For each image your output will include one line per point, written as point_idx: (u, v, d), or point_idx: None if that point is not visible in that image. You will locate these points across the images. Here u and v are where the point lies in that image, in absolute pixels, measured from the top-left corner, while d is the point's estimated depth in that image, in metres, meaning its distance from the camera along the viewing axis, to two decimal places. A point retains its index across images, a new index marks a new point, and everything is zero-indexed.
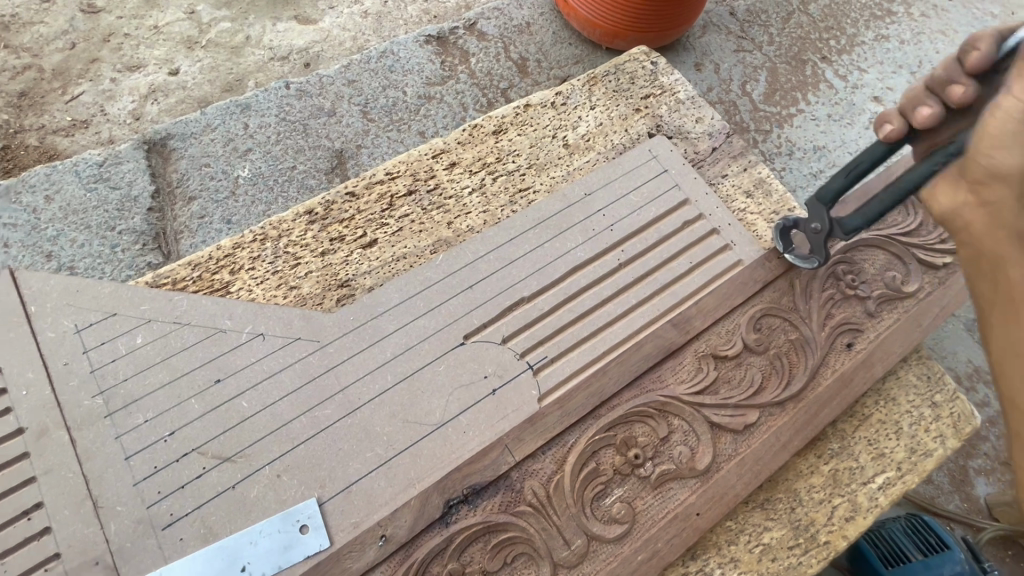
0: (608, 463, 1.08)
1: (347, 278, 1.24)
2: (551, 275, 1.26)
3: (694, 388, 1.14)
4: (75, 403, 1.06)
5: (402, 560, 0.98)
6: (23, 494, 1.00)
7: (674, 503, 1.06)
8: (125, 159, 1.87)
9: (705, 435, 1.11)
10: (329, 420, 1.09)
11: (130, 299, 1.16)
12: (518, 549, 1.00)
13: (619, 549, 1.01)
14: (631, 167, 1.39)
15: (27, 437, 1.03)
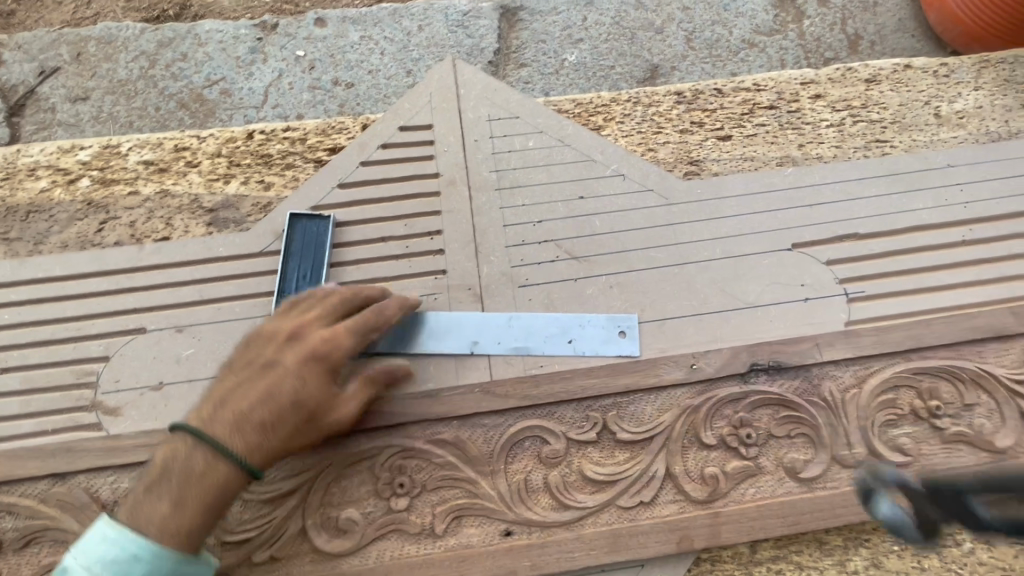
0: (907, 402, 1.13)
1: (698, 158, 1.37)
2: (892, 223, 1.29)
3: (1015, 376, 1.14)
4: (476, 171, 1.32)
5: (702, 391, 1.12)
6: (430, 220, 1.28)
7: (959, 463, 1.10)
8: (483, 16, 2.16)
9: (1012, 422, 1.12)
10: (661, 263, 1.25)
11: (529, 110, 1.39)
12: (802, 430, 1.10)
13: (895, 475, 1.08)
14: (1005, 156, 1.35)
15: (441, 182, 1.31)
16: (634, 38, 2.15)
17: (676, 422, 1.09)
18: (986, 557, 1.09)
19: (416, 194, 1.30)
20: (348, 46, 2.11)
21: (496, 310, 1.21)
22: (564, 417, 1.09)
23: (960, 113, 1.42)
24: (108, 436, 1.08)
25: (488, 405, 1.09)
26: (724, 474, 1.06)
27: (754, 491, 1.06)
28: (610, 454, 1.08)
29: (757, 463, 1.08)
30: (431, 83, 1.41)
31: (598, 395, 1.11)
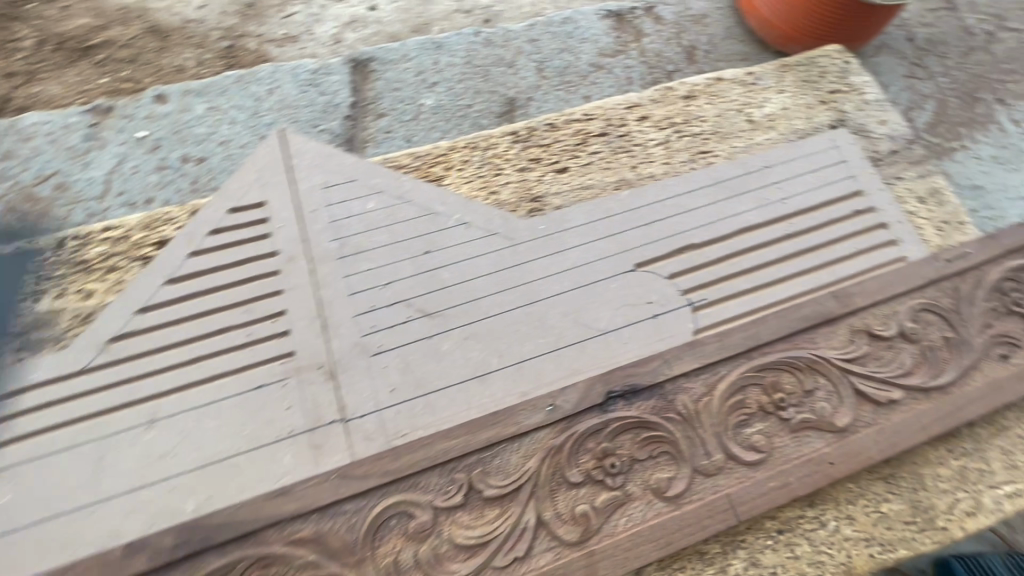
0: (754, 400, 1.18)
1: (539, 194, 1.41)
2: (722, 229, 1.37)
3: (844, 355, 1.23)
4: (316, 242, 1.29)
5: (563, 429, 1.12)
6: (270, 301, 1.22)
7: (809, 448, 1.15)
8: (334, 72, 2.15)
9: (849, 399, 1.20)
10: (513, 305, 1.26)
11: (365, 171, 1.37)
12: (664, 447, 1.13)
13: (754, 473, 1.12)
14: (811, 151, 1.48)
15: (279, 259, 1.26)
16: (488, 75, 2.20)
17: (541, 466, 1.09)
18: (850, 531, 1.16)
19: (253, 277, 1.24)
20: (194, 119, 2.02)
21: (350, 384, 1.17)
22: (428, 485, 1.06)
23: (770, 116, 1.54)
24: None
25: (346, 488, 1.05)
26: (593, 509, 1.07)
27: (624, 520, 1.07)
28: (479, 514, 1.06)
29: (624, 491, 1.09)
30: (259, 159, 1.37)
31: (460, 455, 1.09)
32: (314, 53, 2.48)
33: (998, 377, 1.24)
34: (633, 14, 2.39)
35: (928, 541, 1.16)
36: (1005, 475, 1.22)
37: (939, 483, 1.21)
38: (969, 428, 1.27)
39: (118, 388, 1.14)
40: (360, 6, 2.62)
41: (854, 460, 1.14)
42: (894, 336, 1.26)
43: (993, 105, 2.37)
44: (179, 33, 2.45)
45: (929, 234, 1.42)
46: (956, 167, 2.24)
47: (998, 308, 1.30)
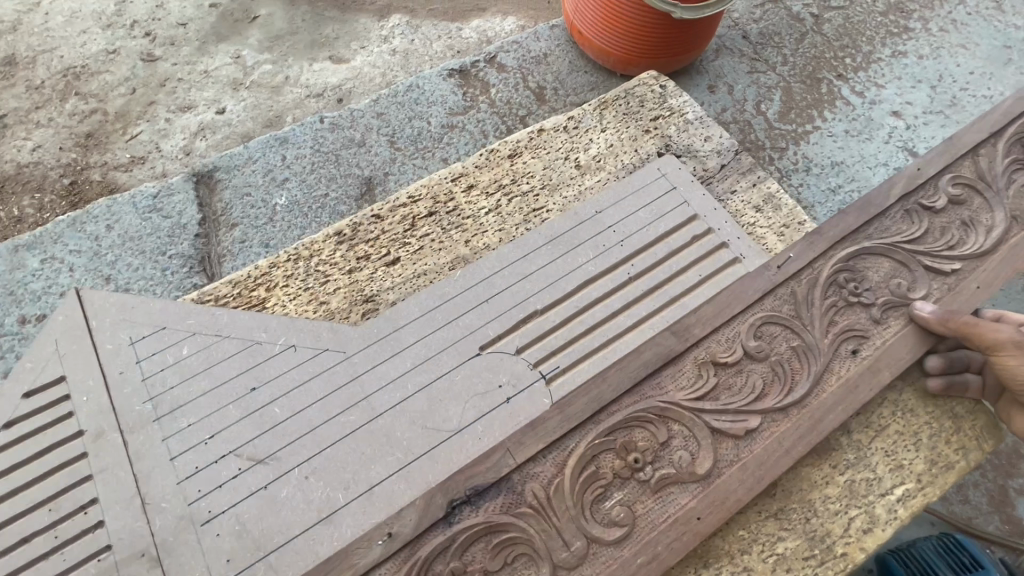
0: (609, 467, 1.14)
1: (372, 294, 1.33)
2: (563, 288, 1.32)
3: (693, 394, 1.19)
4: (127, 409, 1.17)
5: (407, 558, 1.04)
6: (80, 490, 1.10)
7: (673, 508, 1.11)
8: (176, 191, 2.05)
9: (706, 440, 1.16)
10: (354, 426, 1.16)
11: (177, 314, 1.27)
12: (519, 549, 1.07)
13: (620, 552, 1.07)
14: (641, 184, 1.46)
15: (86, 438, 1.14)
16: (340, 159, 2.15)
17: None
18: None
19: (58, 467, 1.11)
20: (27, 275, 1.88)
21: (178, 566, 1.04)
22: None
23: (596, 157, 1.53)
24: None
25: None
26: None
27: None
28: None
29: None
30: (55, 327, 1.25)
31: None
32: (164, 170, 2.39)
33: (850, 376, 1.23)
34: (477, 67, 2.40)
35: (831, 573, 1.10)
36: (893, 478, 1.17)
37: (829, 506, 1.15)
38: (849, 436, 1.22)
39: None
40: (206, 111, 2.54)
41: (722, 508, 1.10)
42: (740, 359, 1.24)
43: (835, 82, 2.46)
44: (15, 181, 2.32)
45: (771, 243, 1.42)
46: (814, 148, 2.29)
47: (838, 302, 1.31)
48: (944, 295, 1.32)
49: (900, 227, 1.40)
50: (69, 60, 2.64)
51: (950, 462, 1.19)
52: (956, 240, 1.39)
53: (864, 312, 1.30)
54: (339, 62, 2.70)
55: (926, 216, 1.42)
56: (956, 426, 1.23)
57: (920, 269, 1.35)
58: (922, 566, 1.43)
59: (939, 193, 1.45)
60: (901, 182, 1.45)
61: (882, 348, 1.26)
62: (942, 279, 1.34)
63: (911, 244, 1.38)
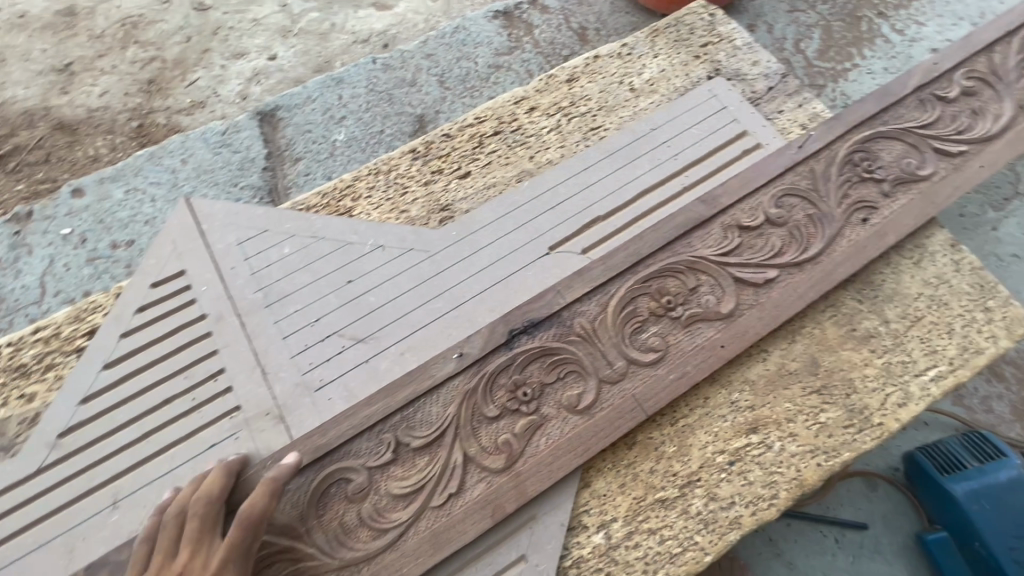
0: (645, 307, 1.27)
1: (447, 203, 1.47)
2: (623, 197, 1.43)
3: (720, 251, 1.32)
4: (242, 297, 1.33)
5: (475, 373, 1.20)
6: (209, 363, 1.26)
7: (701, 338, 1.25)
8: (243, 128, 2.19)
9: (731, 287, 1.29)
10: (441, 312, 1.31)
11: (277, 219, 1.42)
12: (570, 367, 1.21)
13: (655, 371, 1.22)
14: (693, 104, 1.56)
15: (208, 321, 1.30)
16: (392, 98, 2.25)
17: (460, 410, 1.17)
18: (796, 447, 1.22)
19: (188, 343, 1.28)
20: (114, 205, 2.04)
21: (300, 421, 1.21)
22: (359, 450, 1.14)
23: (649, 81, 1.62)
24: None
25: (282, 468, 1.11)
26: (515, 436, 1.16)
27: (544, 439, 1.16)
28: (411, 465, 1.14)
29: (540, 413, 1.18)
30: (172, 230, 1.40)
31: (384, 418, 1.16)
32: (224, 113, 2.51)
33: (861, 239, 1.37)
34: (520, 10, 2.47)
35: (868, 438, 1.23)
36: (926, 361, 1.30)
37: (868, 384, 1.28)
38: (887, 325, 1.34)
39: (73, 480, 1.16)
40: (259, 58, 2.65)
41: (741, 336, 1.25)
42: (762, 223, 1.36)
43: (874, 20, 2.48)
44: (87, 124, 2.46)
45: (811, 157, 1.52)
46: (852, 85, 2.34)
47: (853, 178, 1.43)
48: (950, 173, 1.44)
49: (914, 115, 1.51)
50: (126, 10, 2.75)
51: (980, 348, 1.31)
52: (966, 126, 1.50)
53: (876, 187, 1.43)
54: (383, 8, 2.77)
55: (938, 105, 1.53)
56: (987, 318, 1.34)
57: (931, 150, 1.46)
58: (946, 459, 1.59)
59: (952, 85, 1.56)
60: (916, 77, 1.56)
61: (890, 217, 1.39)
62: (949, 160, 1.46)
63: (923, 129, 1.49)
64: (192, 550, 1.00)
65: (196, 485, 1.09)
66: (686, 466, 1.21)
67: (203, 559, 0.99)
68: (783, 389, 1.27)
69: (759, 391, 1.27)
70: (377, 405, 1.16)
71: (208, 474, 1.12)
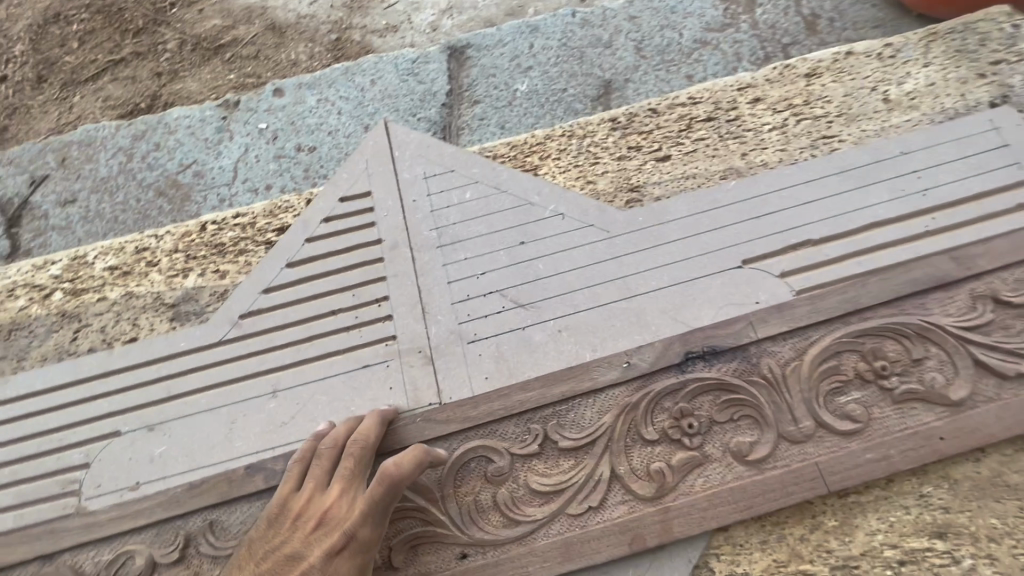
0: (851, 366, 1.11)
1: (638, 184, 1.36)
2: (845, 225, 1.22)
3: (962, 324, 1.10)
4: (417, 232, 1.34)
5: (639, 387, 1.14)
6: (376, 287, 1.30)
7: (913, 421, 1.07)
8: (432, 60, 2.21)
9: (966, 370, 1.07)
10: (608, 299, 1.22)
11: (464, 161, 1.40)
12: (745, 411, 1.11)
13: (846, 443, 1.07)
14: (965, 133, 1.27)
15: (383, 247, 1.34)
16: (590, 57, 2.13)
17: (616, 423, 1.12)
18: (992, 574, 0.97)
19: (362, 263, 1.33)
20: (307, 110, 2.17)
21: (447, 368, 1.20)
22: (505, 433, 1.14)
23: (909, 94, 1.37)
24: (85, 510, 1.18)
25: (430, 431, 1.15)
26: (669, 467, 1.09)
27: (701, 480, 1.08)
28: (555, 463, 1.12)
29: (702, 451, 1.09)
30: (367, 149, 1.44)
31: (537, 407, 1.15)
32: (413, 41, 2.55)
33: None
34: None
35: None
36: None
37: None
38: None
39: (245, 360, 1.27)
40: None
41: (966, 433, 1.05)
42: None
43: None
44: (294, 29, 2.63)
45: None
46: None
47: None
48: None
49: None
50: None
51: None
52: None
53: None
54: None
55: None
56: None
57: None
58: None
59: None
60: None
61: None
62: None
63: None
64: (341, 490, 1.07)
65: (351, 427, 1.14)
66: (843, 547, 1.04)
67: (351, 501, 1.06)
68: (993, 501, 1.05)
69: (961, 494, 1.06)
70: (533, 393, 1.15)
71: (364, 418, 1.16)
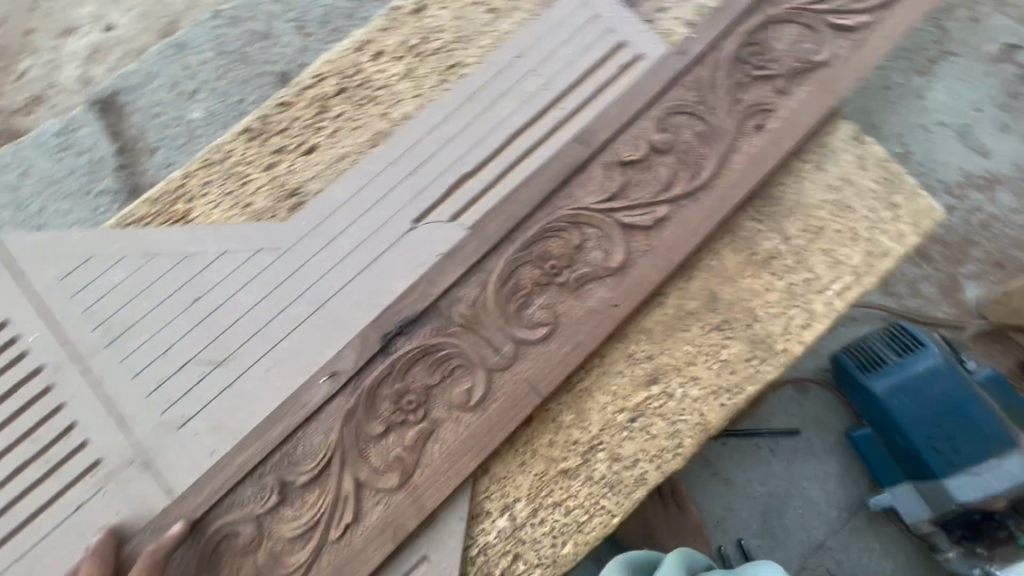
0: (529, 278, 1.16)
1: (295, 187, 1.27)
2: (490, 145, 1.24)
3: (603, 197, 1.19)
4: (78, 339, 1.18)
5: (353, 390, 1.10)
6: (55, 420, 1.14)
7: (593, 301, 1.15)
8: (79, 123, 1.88)
9: (618, 236, 1.18)
10: (303, 317, 1.16)
11: (101, 242, 1.23)
12: (455, 363, 1.12)
13: (548, 347, 1.13)
14: (563, 18, 1.33)
15: (45, 374, 1.16)
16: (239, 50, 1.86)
17: (343, 434, 1.08)
18: (698, 391, 1.16)
19: (28, 402, 1.14)
20: None
21: (168, 463, 1.11)
22: (242, 499, 1.07)
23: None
24: None
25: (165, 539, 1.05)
26: (407, 449, 1.09)
27: (439, 445, 1.09)
28: (301, 502, 1.07)
29: (430, 419, 1.10)
30: None
31: (264, 460, 1.08)
32: None
33: (757, 150, 1.23)
34: None
35: (771, 367, 1.17)
36: (831, 275, 1.20)
37: (770, 310, 1.19)
38: (789, 243, 1.23)
39: None
40: None
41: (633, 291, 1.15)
42: (647, 154, 1.21)
43: None
44: None
45: (710, 80, 1.26)
46: None
47: (742, 80, 1.26)
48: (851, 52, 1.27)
49: None
50: None
51: (886, 250, 1.21)
52: None
53: (768, 86, 1.26)
54: None
55: None
56: (894, 215, 1.23)
57: (827, 29, 1.28)
58: (866, 355, 1.53)
59: None
60: None
61: (785, 118, 1.25)
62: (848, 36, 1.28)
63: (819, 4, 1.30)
64: None
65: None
66: (586, 432, 1.14)
67: None
68: (680, 332, 1.19)
69: (657, 338, 1.19)
70: (251, 450, 1.08)
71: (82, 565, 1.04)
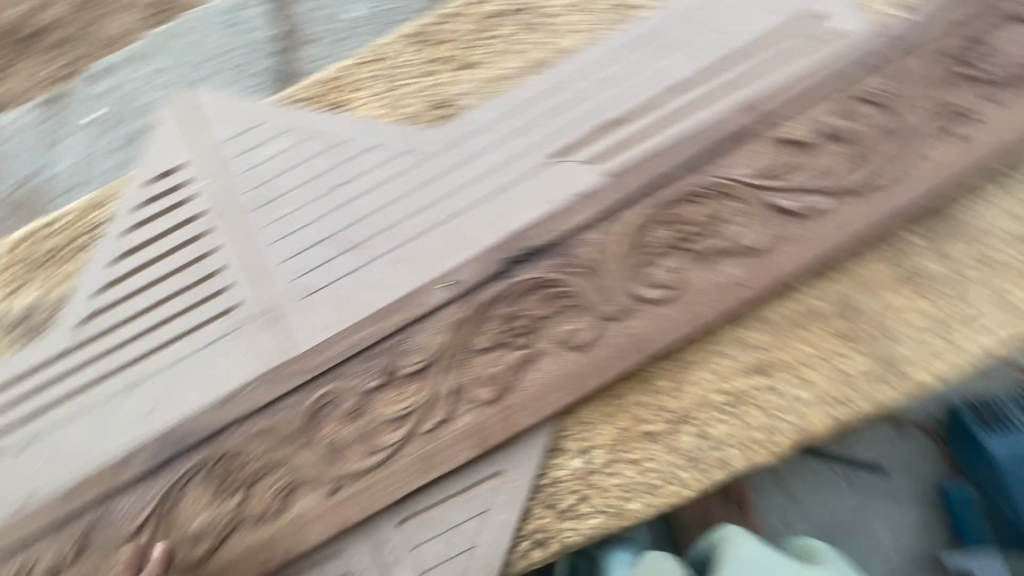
0: (661, 237, 1.14)
1: (446, 98, 1.27)
2: (654, 92, 1.17)
3: (759, 174, 1.14)
4: (227, 197, 1.23)
5: (470, 302, 1.15)
6: (204, 263, 1.20)
7: (722, 275, 1.12)
8: None
9: (765, 218, 1.13)
10: (433, 224, 1.18)
11: (255, 111, 1.26)
12: (570, 301, 1.14)
13: (664, 309, 1.12)
14: None
15: (199, 220, 1.21)
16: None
17: (451, 340, 1.15)
18: (808, 394, 1.12)
19: (181, 242, 1.21)
20: None
21: (290, 329, 1.17)
22: (352, 372, 1.16)
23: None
24: None
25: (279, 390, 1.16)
26: (507, 370, 1.13)
27: (537, 374, 1.13)
28: (402, 390, 1.15)
29: (535, 347, 1.14)
30: None
31: (375, 343, 1.16)
32: None
33: (941, 159, 1.13)
34: None
35: (894, 390, 1.10)
36: (987, 310, 1.11)
37: (909, 331, 1.12)
38: (951, 266, 1.13)
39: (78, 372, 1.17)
40: None
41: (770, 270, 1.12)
42: (817, 138, 1.14)
43: None
44: None
45: (909, 74, 1.15)
46: None
47: (944, 80, 1.15)
48: None
49: None
50: None
51: None
52: None
53: (974, 92, 1.15)
54: None
55: None
56: None
57: None
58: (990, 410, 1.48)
59: None
60: None
61: (983, 131, 1.13)
62: None
63: None
64: None
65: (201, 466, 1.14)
66: (679, 402, 1.14)
67: None
68: (803, 330, 1.13)
69: (778, 330, 1.14)
70: (368, 330, 1.16)
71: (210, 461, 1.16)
